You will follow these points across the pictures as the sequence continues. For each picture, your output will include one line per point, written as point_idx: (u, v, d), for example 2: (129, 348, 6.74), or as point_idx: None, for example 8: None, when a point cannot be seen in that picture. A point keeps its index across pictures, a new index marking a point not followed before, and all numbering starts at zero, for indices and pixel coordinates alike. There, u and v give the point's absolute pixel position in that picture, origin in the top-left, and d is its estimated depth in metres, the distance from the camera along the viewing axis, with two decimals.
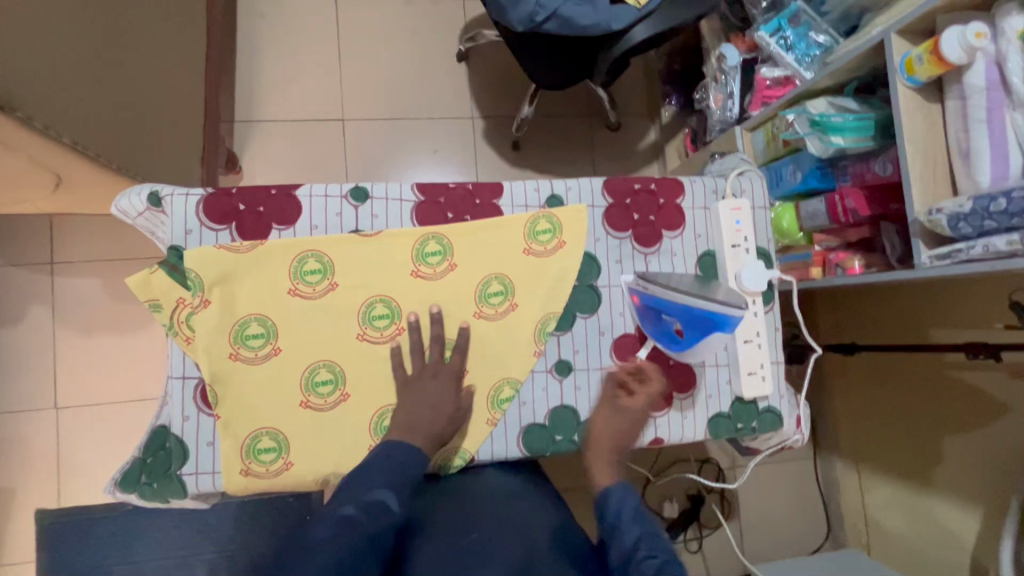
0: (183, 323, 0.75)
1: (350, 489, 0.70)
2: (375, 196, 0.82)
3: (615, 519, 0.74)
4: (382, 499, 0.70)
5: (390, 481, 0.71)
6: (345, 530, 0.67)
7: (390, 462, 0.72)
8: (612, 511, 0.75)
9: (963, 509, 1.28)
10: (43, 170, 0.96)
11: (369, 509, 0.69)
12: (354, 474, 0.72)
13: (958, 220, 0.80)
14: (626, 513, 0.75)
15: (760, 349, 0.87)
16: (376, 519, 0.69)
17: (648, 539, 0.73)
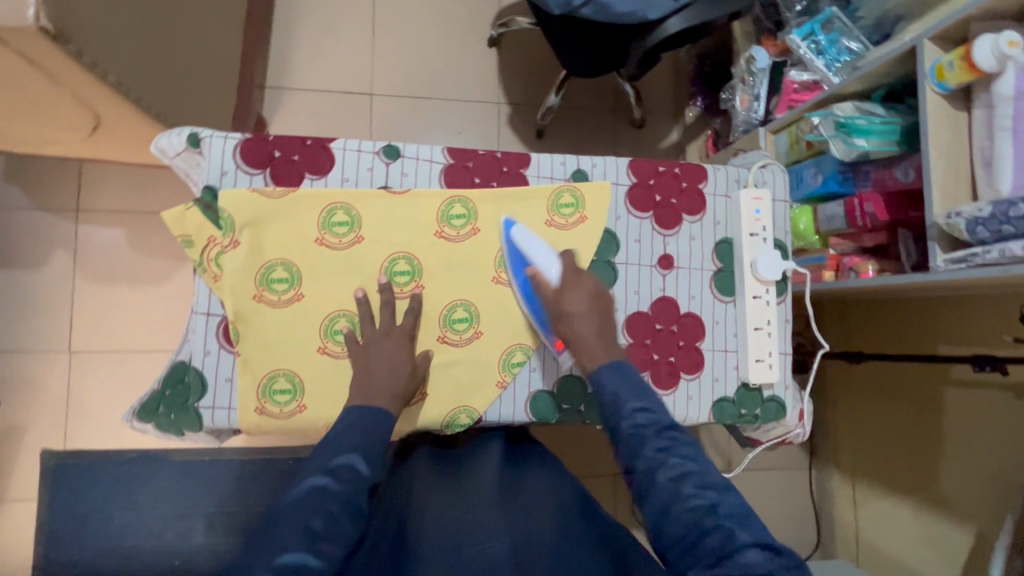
0: (212, 261, 0.78)
1: (319, 457, 0.67)
2: (407, 155, 0.84)
3: (603, 402, 0.71)
4: (349, 462, 0.66)
5: (359, 444, 0.68)
6: (318, 498, 0.63)
7: (367, 420, 0.71)
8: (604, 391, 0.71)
9: (956, 525, 1.28)
10: (83, 109, 0.99)
11: (338, 473, 0.65)
12: (322, 443, 0.69)
13: (977, 224, 0.81)
14: (608, 396, 0.71)
15: (770, 337, 0.88)
16: (348, 480, 0.65)
17: (642, 410, 0.68)
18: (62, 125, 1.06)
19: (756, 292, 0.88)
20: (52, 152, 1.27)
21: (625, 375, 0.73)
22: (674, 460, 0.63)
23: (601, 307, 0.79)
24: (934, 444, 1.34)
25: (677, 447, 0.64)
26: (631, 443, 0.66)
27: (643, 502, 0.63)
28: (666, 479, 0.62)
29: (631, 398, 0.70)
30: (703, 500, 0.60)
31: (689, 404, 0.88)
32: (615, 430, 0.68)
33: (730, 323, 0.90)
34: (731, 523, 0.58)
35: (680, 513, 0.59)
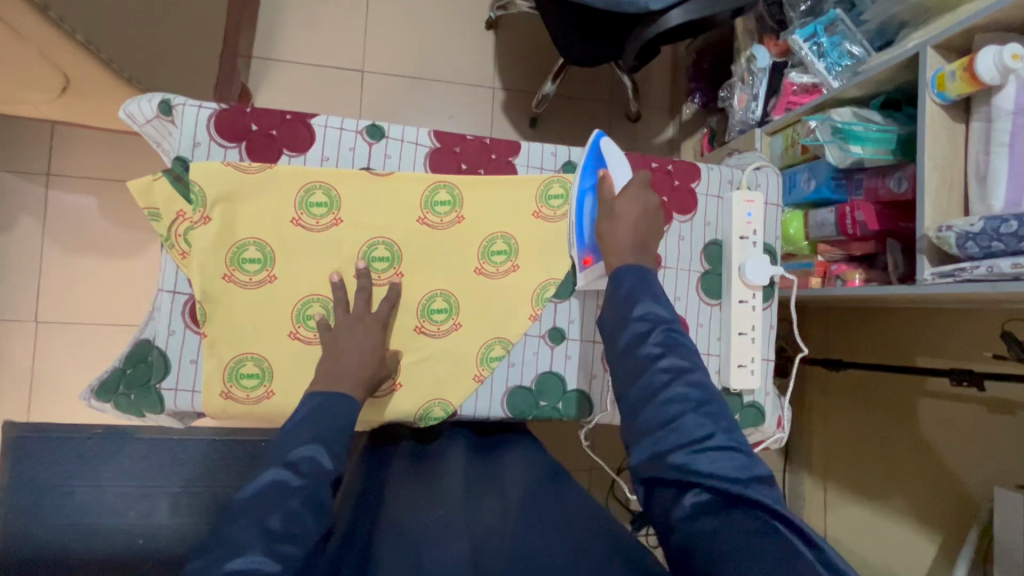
0: (180, 237, 0.74)
1: (278, 450, 0.64)
2: (391, 136, 0.80)
3: (615, 291, 0.72)
4: (310, 454, 0.62)
5: (321, 435, 0.65)
6: (278, 492, 0.59)
7: (331, 411, 0.67)
8: (622, 285, 0.71)
9: (921, 532, 1.31)
10: (50, 68, 0.94)
11: (298, 467, 0.61)
12: (281, 436, 0.65)
13: (967, 239, 0.80)
14: (622, 289, 0.71)
15: (754, 343, 0.87)
16: (309, 474, 0.61)
17: (652, 307, 0.69)
18: (27, 84, 1.01)
19: (743, 296, 0.86)
20: (20, 112, 1.22)
21: (645, 281, 0.71)
22: (672, 355, 0.65)
23: (649, 222, 0.76)
24: (906, 450, 1.35)
25: (681, 347, 0.66)
26: (635, 330, 0.67)
27: (632, 384, 0.65)
28: (661, 370, 0.64)
29: (644, 296, 0.70)
30: (691, 396, 0.62)
31: None
32: (619, 322, 0.69)
33: (714, 326, 0.88)
34: (713, 423, 0.60)
35: (664, 400, 0.62)
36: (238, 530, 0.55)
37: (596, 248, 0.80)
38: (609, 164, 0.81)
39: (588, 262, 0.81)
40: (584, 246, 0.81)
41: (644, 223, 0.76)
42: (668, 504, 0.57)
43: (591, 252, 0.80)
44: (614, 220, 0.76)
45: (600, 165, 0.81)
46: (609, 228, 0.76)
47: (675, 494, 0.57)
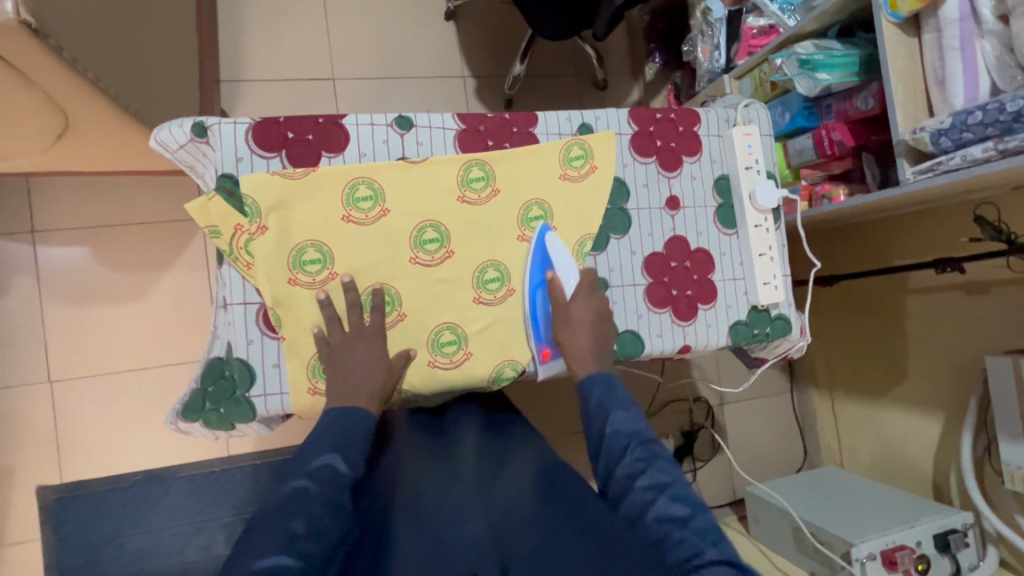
0: (242, 250, 0.76)
1: (300, 461, 0.72)
2: (419, 124, 0.85)
3: (588, 408, 0.81)
4: (328, 463, 0.71)
5: (337, 444, 0.73)
6: (299, 497, 0.68)
7: (343, 423, 0.74)
8: (595, 398, 0.80)
9: (929, 415, 1.44)
10: (53, 113, 0.94)
11: (317, 475, 0.70)
12: (303, 447, 0.73)
13: (940, 135, 0.91)
14: (593, 402, 0.80)
15: (773, 261, 0.96)
16: (326, 479, 0.70)
17: (624, 420, 0.78)
18: (22, 135, 1.00)
19: (757, 221, 0.96)
20: (4, 168, 1.19)
21: (613, 388, 0.81)
22: (652, 472, 0.73)
23: (603, 325, 0.85)
24: (900, 344, 1.50)
25: (656, 462, 0.74)
26: (612, 451, 0.76)
27: (620, 503, 0.73)
28: (643, 487, 0.72)
29: (614, 408, 0.79)
30: (676, 512, 0.69)
31: (709, 330, 0.95)
32: (597, 445, 0.78)
33: (735, 253, 0.97)
34: (700, 539, 0.67)
35: (652, 520, 0.69)
36: (264, 533, 0.64)
37: (553, 343, 0.87)
38: (556, 266, 0.87)
39: (547, 356, 0.87)
40: (542, 341, 0.86)
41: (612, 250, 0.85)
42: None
43: (549, 347, 0.86)
44: (571, 328, 0.84)
45: (547, 266, 0.86)
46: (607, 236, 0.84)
47: None
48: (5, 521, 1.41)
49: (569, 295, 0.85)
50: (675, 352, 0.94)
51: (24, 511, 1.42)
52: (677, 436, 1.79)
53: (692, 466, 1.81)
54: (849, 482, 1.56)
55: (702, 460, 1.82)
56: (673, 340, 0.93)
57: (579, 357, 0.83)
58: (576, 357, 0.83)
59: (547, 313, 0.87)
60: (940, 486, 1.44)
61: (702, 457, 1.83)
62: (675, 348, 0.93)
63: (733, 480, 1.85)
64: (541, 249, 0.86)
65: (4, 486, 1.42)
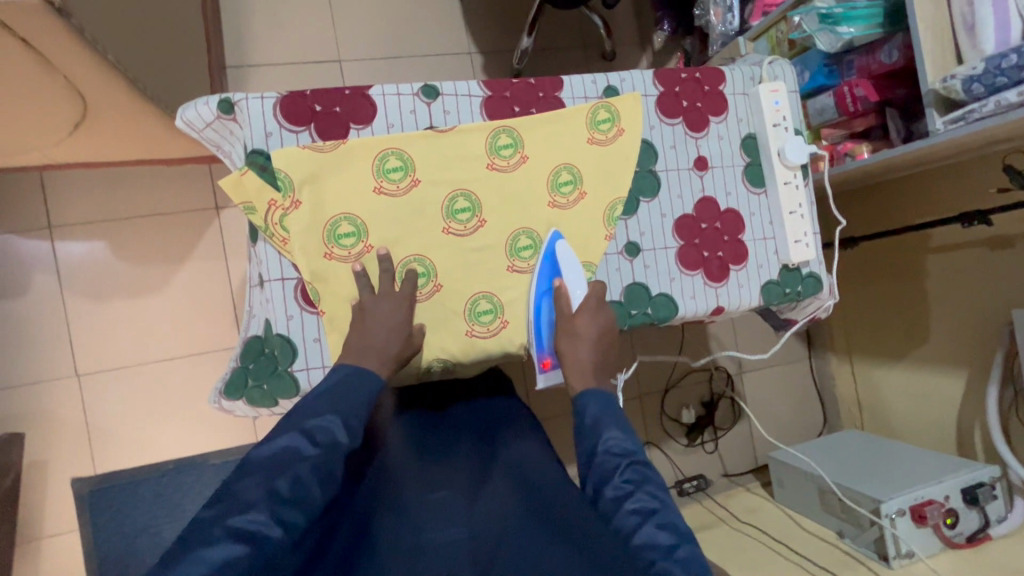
0: (277, 225, 0.76)
1: (293, 418, 0.67)
2: (445, 93, 0.84)
3: (582, 422, 0.77)
4: (326, 424, 0.66)
5: (337, 407, 0.68)
6: (289, 457, 0.63)
7: (352, 385, 0.70)
8: (590, 413, 0.77)
9: (953, 371, 1.44)
10: (70, 100, 0.93)
11: (313, 435, 0.65)
12: (300, 404, 0.68)
13: (972, 81, 0.90)
14: (588, 418, 0.77)
15: (803, 219, 0.96)
16: (324, 445, 0.65)
17: (619, 436, 0.75)
18: (41, 125, 0.99)
19: (786, 178, 0.95)
20: (19, 161, 1.18)
21: (609, 403, 0.78)
22: (640, 495, 0.69)
23: (607, 341, 0.83)
24: (921, 303, 1.49)
25: (648, 484, 0.71)
26: (602, 468, 0.72)
27: (602, 525, 0.69)
28: (631, 510, 0.68)
29: (609, 427, 0.76)
30: (663, 538, 0.65)
31: (741, 291, 0.94)
32: (586, 463, 0.75)
33: (765, 212, 0.96)
34: (686, 568, 0.62)
35: (636, 544, 0.65)
36: (246, 485, 0.60)
37: (555, 353, 0.85)
38: (564, 274, 0.84)
39: (546, 365, 0.84)
40: (543, 351, 0.84)
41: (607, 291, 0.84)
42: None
43: (549, 357, 0.84)
44: (574, 339, 0.81)
45: (556, 275, 0.84)
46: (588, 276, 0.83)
47: None
48: (42, 516, 1.43)
49: (575, 307, 0.83)
50: (709, 314, 0.94)
51: (61, 504, 1.44)
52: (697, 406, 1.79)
53: (713, 435, 1.83)
54: (872, 443, 1.56)
55: (723, 429, 1.83)
56: (707, 302, 0.92)
57: (579, 368, 0.80)
58: (574, 371, 0.80)
59: (550, 323, 0.84)
60: (964, 442, 1.45)
61: (723, 425, 1.84)
62: (709, 310, 0.93)
63: (753, 447, 1.86)
64: (550, 261, 0.84)
65: (39, 481, 1.43)
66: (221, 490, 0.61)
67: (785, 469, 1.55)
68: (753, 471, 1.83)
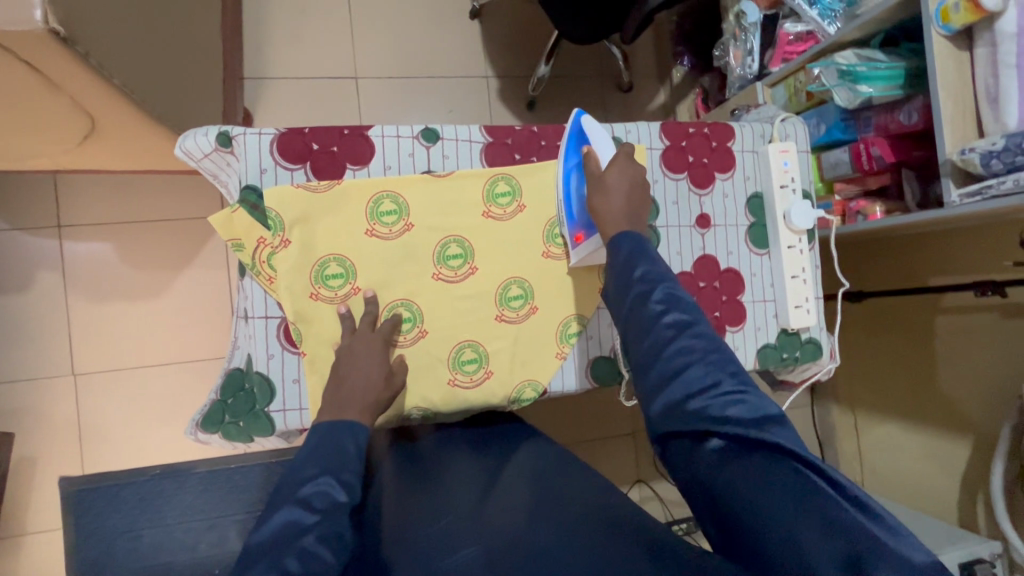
0: (264, 263, 0.76)
1: (284, 491, 0.62)
2: (446, 137, 0.83)
3: (613, 257, 0.71)
4: (323, 489, 0.61)
5: (327, 468, 0.64)
6: (291, 533, 0.57)
7: (337, 440, 0.67)
8: (622, 242, 0.71)
9: (959, 439, 1.38)
10: (77, 117, 0.93)
11: (310, 503, 0.60)
12: (289, 471, 0.64)
13: (991, 157, 0.87)
14: (619, 252, 0.70)
15: (805, 284, 0.93)
16: (324, 509, 0.60)
17: (650, 259, 0.69)
18: (50, 137, 1.00)
19: (791, 242, 0.92)
20: (30, 165, 1.20)
21: (643, 236, 0.72)
22: (675, 310, 0.64)
23: (638, 196, 0.77)
24: (929, 365, 1.44)
25: (683, 300, 0.65)
26: (636, 288, 0.67)
27: (637, 339, 0.64)
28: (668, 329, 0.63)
29: (642, 255, 0.70)
30: (699, 346, 0.61)
31: (736, 354, 0.92)
32: (620, 287, 0.69)
33: (766, 274, 0.94)
34: (724, 372, 0.60)
35: (673, 353, 0.61)
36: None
37: (587, 224, 0.80)
38: (591, 141, 0.81)
39: (580, 239, 0.81)
40: (576, 224, 0.82)
41: (634, 194, 0.76)
42: (688, 456, 0.58)
43: (583, 229, 0.81)
44: (604, 193, 0.76)
45: (582, 142, 0.82)
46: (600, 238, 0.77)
47: (691, 448, 0.59)
48: (27, 512, 1.44)
49: (603, 165, 0.79)
50: None
51: (47, 501, 1.45)
52: None
53: None
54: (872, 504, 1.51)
55: None
56: None
57: (611, 215, 0.74)
58: (607, 221, 0.74)
59: (582, 193, 0.81)
60: (967, 514, 1.39)
61: None
62: None
63: None
64: (578, 132, 0.82)
65: (27, 477, 1.44)
66: None
67: None
68: None
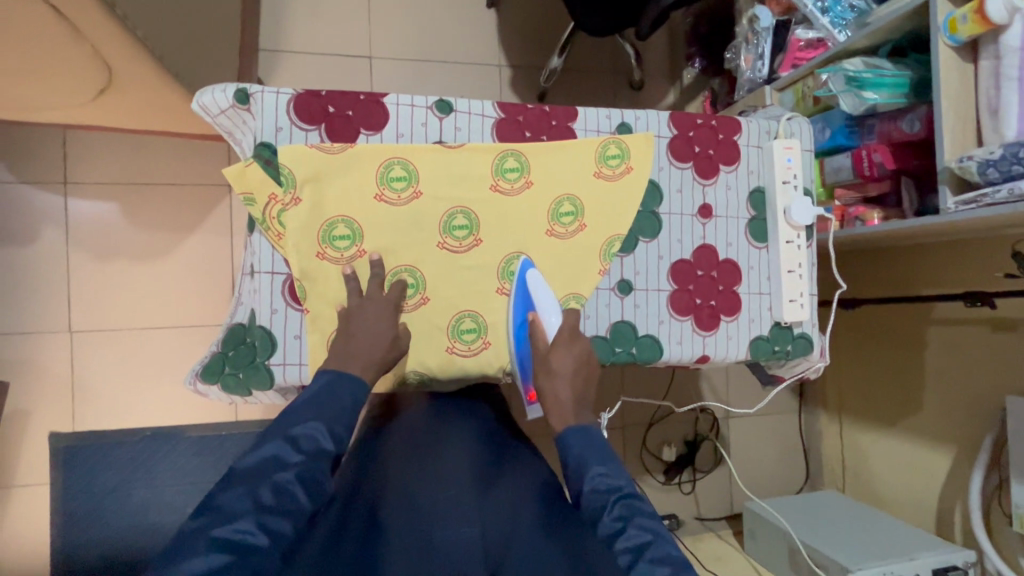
0: (274, 219, 0.77)
1: (278, 426, 0.67)
2: (459, 110, 0.85)
3: (567, 463, 0.77)
4: (310, 432, 0.66)
5: (321, 414, 0.68)
6: (272, 466, 0.63)
7: (337, 391, 0.71)
8: (575, 453, 0.77)
9: (939, 450, 1.42)
10: (95, 66, 0.94)
11: (297, 442, 0.66)
12: (286, 411, 0.69)
13: (988, 165, 0.89)
14: (574, 458, 0.76)
15: (801, 279, 0.95)
16: (309, 452, 0.66)
17: (606, 473, 0.74)
18: (68, 87, 1.02)
19: (789, 237, 0.95)
20: (43, 117, 1.21)
21: (590, 438, 0.78)
22: (630, 533, 0.68)
23: (585, 372, 0.82)
24: (915, 375, 1.47)
25: (636, 517, 0.69)
26: (593, 510, 0.71)
27: None
28: (620, 549, 0.67)
29: (595, 464, 0.75)
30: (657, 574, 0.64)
31: (729, 342, 0.94)
32: (580, 500, 0.74)
33: (764, 267, 0.96)
34: None
35: None
36: (227, 500, 0.60)
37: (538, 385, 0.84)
38: (538, 309, 0.83)
39: (533, 397, 0.85)
40: (528, 381, 0.85)
41: (582, 372, 0.81)
42: None
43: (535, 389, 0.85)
44: (553, 376, 0.80)
45: (529, 308, 0.84)
46: (552, 373, 0.81)
47: None
48: (14, 465, 1.44)
49: (550, 339, 0.82)
50: (694, 362, 0.93)
51: (35, 456, 1.45)
52: (680, 445, 1.76)
53: (692, 475, 1.79)
54: (850, 507, 1.54)
55: (702, 471, 1.80)
56: (692, 350, 0.92)
57: (559, 406, 0.80)
58: (554, 406, 0.80)
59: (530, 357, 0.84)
60: (944, 521, 1.42)
61: (702, 467, 1.82)
62: (695, 358, 0.92)
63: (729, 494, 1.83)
64: (524, 291, 0.84)
65: (16, 430, 1.45)
66: (207, 501, 0.62)
67: (759, 521, 1.53)
68: (728, 517, 1.80)
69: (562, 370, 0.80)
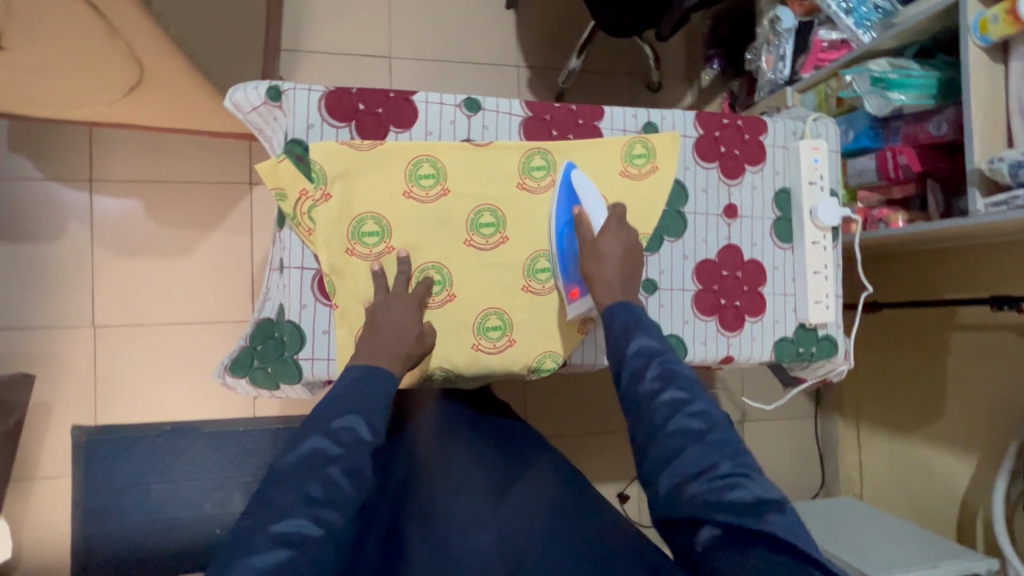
0: (305, 215, 0.78)
1: (316, 420, 0.67)
2: (487, 108, 0.85)
3: (610, 329, 0.76)
4: (349, 425, 0.66)
5: (357, 407, 0.68)
6: (317, 461, 0.62)
7: (368, 385, 0.71)
8: (619, 318, 0.75)
9: (962, 457, 1.39)
10: (128, 64, 0.96)
11: (337, 436, 0.65)
12: (320, 405, 0.69)
13: (1020, 167, 0.88)
14: (616, 325, 0.75)
15: (827, 280, 0.95)
16: (350, 443, 0.65)
17: (647, 338, 0.73)
18: (100, 85, 1.03)
19: (815, 238, 0.94)
20: (72, 114, 1.23)
21: (634, 309, 0.76)
22: (672, 388, 0.68)
23: (631, 262, 0.80)
24: (937, 380, 1.45)
25: (677, 378, 0.69)
26: (633, 366, 0.71)
27: (636, 418, 0.68)
28: (659, 404, 0.67)
29: (637, 330, 0.74)
30: (694, 428, 0.65)
31: (753, 343, 0.93)
32: (618, 360, 0.73)
33: (789, 268, 0.95)
34: (717, 452, 0.63)
35: (669, 432, 0.65)
36: (278, 493, 0.60)
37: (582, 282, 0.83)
38: (584, 202, 0.83)
39: (576, 294, 0.83)
40: (570, 279, 0.84)
41: (628, 259, 0.80)
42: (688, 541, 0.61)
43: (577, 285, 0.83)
44: (598, 260, 0.79)
45: (574, 202, 0.84)
46: (599, 257, 0.79)
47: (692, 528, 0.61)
48: (37, 458, 1.46)
49: (597, 229, 0.82)
50: (717, 363, 0.93)
51: (58, 449, 1.47)
52: None
53: None
54: (868, 513, 1.52)
55: None
56: (716, 351, 0.92)
57: (605, 286, 0.78)
58: (601, 290, 0.78)
59: (575, 253, 0.84)
60: (966, 529, 1.40)
61: None
62: (718, 359, 0.92)
63: None
64: (569, 192, 0.84)
65: (40, 423, 1.47)
66: (257, 499, 0.61)
67: None
68: None
69: (608, 260, 0.79)
